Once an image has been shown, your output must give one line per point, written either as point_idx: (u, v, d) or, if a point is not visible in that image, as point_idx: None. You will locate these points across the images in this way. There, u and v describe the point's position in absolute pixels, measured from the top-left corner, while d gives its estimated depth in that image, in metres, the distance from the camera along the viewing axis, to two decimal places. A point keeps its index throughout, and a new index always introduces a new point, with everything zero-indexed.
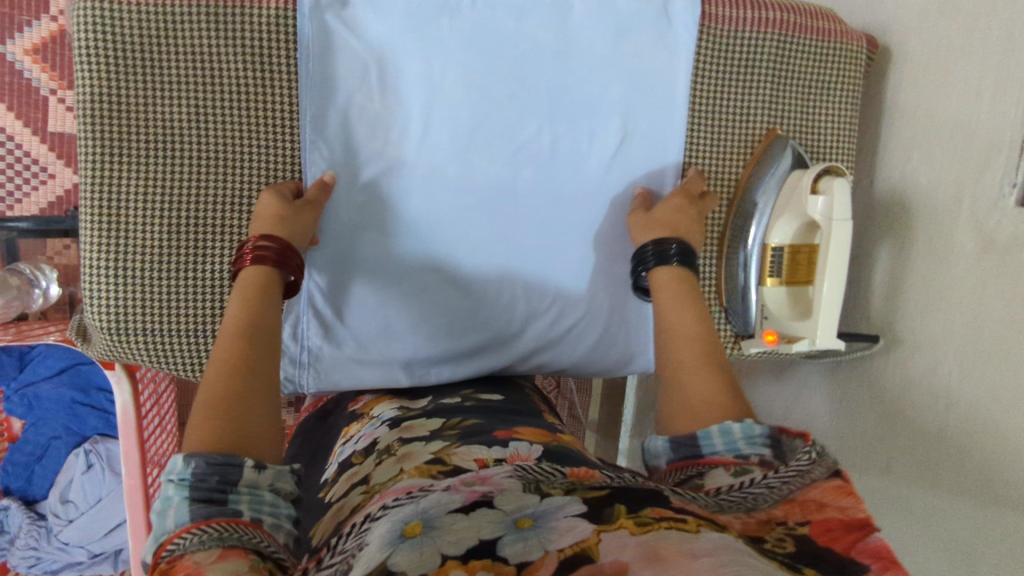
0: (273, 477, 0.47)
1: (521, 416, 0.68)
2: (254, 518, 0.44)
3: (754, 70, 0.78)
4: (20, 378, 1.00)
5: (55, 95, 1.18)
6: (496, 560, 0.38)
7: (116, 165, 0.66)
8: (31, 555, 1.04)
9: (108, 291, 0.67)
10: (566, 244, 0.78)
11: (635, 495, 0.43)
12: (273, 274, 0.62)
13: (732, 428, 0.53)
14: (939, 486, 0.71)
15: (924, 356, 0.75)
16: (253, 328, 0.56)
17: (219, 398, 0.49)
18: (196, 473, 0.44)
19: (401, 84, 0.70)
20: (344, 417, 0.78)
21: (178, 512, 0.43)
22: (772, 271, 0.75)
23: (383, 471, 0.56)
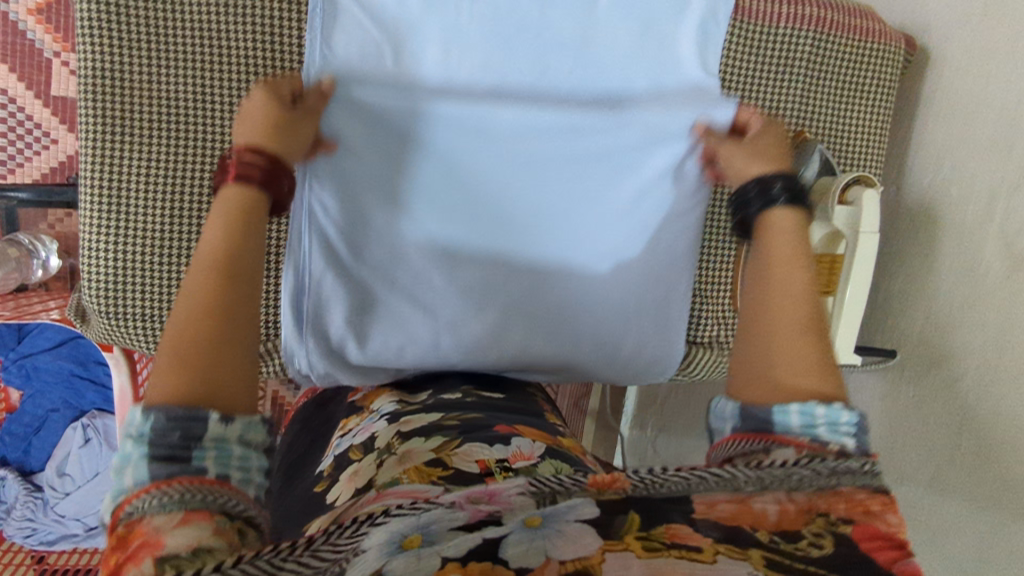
0: (242, 429, 0.42)
1: (524, 416, 0.67)
2: (221, 474, 0.40)
3: (788, 67, 0.74)
4: (18, 349, 1.00)
5: (58, 58, 1.14)
6: (496, 563, 0.35)
7: (118, 145, 0.64)
8: (28, 526, 1.03)
9: (107, 274, 0.65)
10: (591, 214, 0.72)
11: (650, 509, 0.40)
12: (255, 196, 0.53)
13: (816, 408, 0.44)
14: (949, 500, 0.70)
15: (942, 372, 0.73)
16: (231, 256, 0.47)
17: (181, 341, 0.43)
18: (155, 428, 0.39)
19: (417, 67, 0.67)
20: (343, 405, 0.77)
21: (137, 470, 0.38)
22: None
23: (387, 472, 0.54)
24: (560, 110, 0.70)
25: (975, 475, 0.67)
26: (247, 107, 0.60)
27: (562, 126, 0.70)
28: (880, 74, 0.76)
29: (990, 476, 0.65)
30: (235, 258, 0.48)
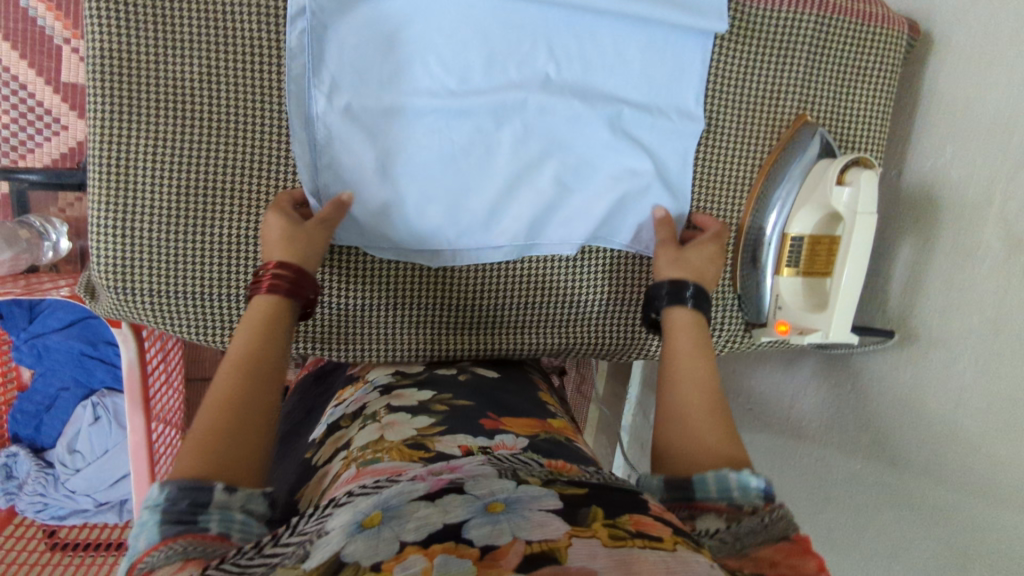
0: (244, 499, 0.47)
1: (511, 399, 0.69)
2: (223, 532, 0.45)
3: (790, 50, 0.73)
4: (29, 329, 1.02)
5: (68, 45, 1.17)
6: (460, 543, 0.38)
7: (124, 121, 0.65)
8: (39, 501, 1.04)
9: (115, 249, 0.67)
10: (592, 116, 0.70)
11: (611, 500, 0.45)
12: (284, 303, 0.61)
13: (728, 477, 0.51)
14: (941, 487, 0.70)
15: (941, 353, 0.74)
16: (261, 359, 0.56)
17: (202, 437, 0.50)
18: (168, 497, 0.45)
19: (410, 39, 0.65)
20: (342, 379, 0.82)
21: (149, 535, 0.44)
22: (789, 260, 0.72)
23: (365, 436, 0.59)
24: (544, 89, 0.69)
25: (969, 462, 0.68)
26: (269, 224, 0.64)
27: (568, 48, 0.69)
28: (883, 57, 0.75)
29: (984, 454, 0.66)
30: (266, 365, 0.56)
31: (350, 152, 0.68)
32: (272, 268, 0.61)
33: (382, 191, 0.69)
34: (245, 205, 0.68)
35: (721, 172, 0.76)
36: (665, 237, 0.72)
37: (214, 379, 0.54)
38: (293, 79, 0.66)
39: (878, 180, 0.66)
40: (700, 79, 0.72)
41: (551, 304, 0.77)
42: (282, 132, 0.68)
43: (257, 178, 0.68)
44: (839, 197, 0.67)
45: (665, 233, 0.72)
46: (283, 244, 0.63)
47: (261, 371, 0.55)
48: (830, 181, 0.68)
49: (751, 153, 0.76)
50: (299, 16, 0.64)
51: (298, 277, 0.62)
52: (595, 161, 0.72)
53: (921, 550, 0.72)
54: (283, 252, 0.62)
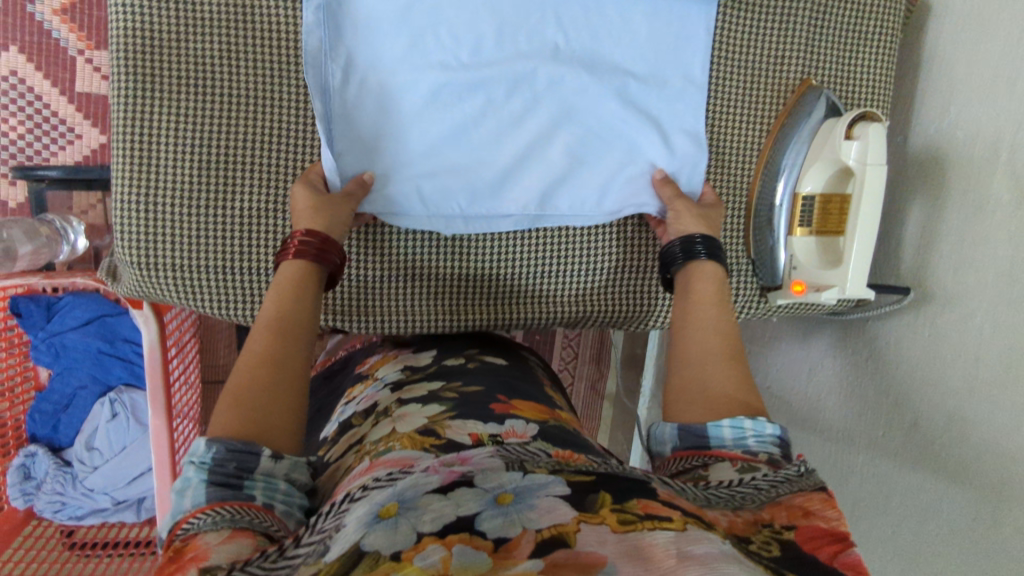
0: (288, 468, 0.49)
1: (526, 387, 0.70)
2: (266, 502, 0.46)
3: (791, 16, 0.75)
4: (48, 327, 1.03)
5: (82, 56, 1.19)
6: (474, 534, 0.38)
7: (148, 99, 0.67)
8: (57, 500, 1.03)
9: (139, 225, 0.68)
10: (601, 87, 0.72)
11: (621, 485, 0.43)
12: (309, 269, 0.62)
13: (744, 424, 0.54)
14: (963, 449, 0.69)
15: (958, 310, 0.73)
16: (287, 324, 0.57)
17: (235, 402, 0.51)
18: (216, 458, 0.47)
19: (421, 12, 0.67)
20: (350, 377, 0.82)
21: (196, 493, 0.45)
22: (801, 219, 0.74)
23: (378, 432, 0.60)
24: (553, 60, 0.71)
25: (989, 415, 0.66)
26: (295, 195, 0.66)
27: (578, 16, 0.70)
28: (882, 21, 0.77)
29: (1007, 405, 0.64)
30: (290, 328, 0.57)
31: (366, 125, 0.69)
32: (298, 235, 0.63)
33: (398, 164, 0.71)
34: (264, 178, 0.70)
35: (729, 138, 0.77)
36: (674, 195, 0.73)
37: (245, 344, 0.55)
38: (311, 50, 0.66)
39: (886, 132, 0.67)
40: (706, 45, 0.74)
41: (568, 274, 0.78)
42: (300, 107, 0.69)
43: (275, 151, 0.70)
44: (846, 150, 0.69)
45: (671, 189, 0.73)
46: (311, 213, 0.65)
47: (288, 337, 0.56)
48: (839, 134, 0.70)
49: (758, 118, 0.77)
50: None
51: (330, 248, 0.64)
52: (603, 135, 0.74)
53: (948, 513, 0.69)
54: (312, 221, 0.64)
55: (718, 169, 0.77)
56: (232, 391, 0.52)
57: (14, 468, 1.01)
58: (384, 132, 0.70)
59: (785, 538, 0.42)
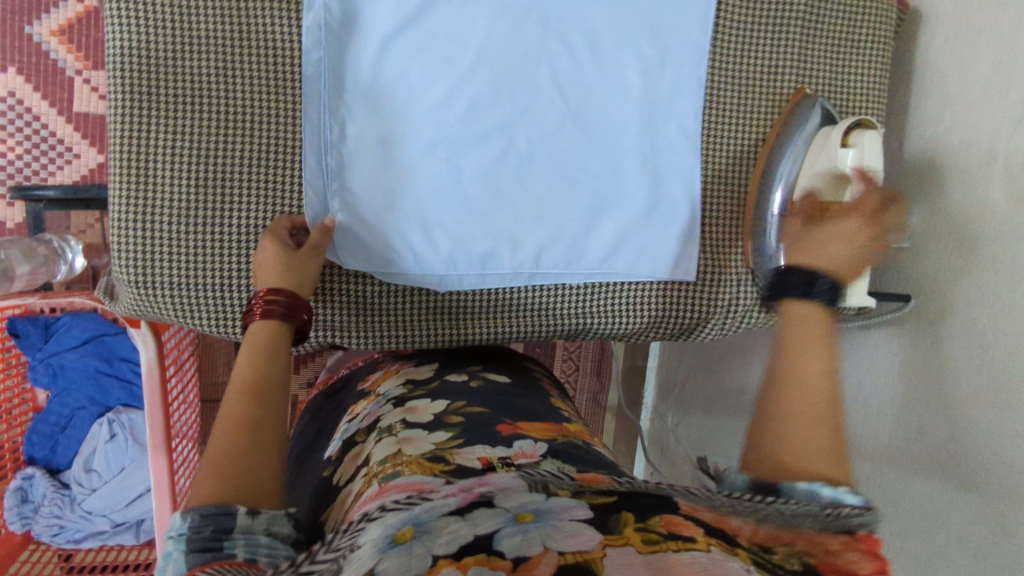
0: (267, 522, 0.49)
1: (530, 404, 0.70)
2: (249, 558, 0.47)
3: (785, 26, 0.76)
4: (45, 348, 1.03)
5: (80, 76, 1.20)
6: (491, 555, 0.38)
7: (146, 117, 0.67)
8: (54, 524, 1.02)
9: (137, 243, 0.68)
10: (598, 107, 0.74)
11: (641, 501, 0.44)
12: (280, 327, 0.62)
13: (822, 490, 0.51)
14: (968, 462, 0.68)
15: (959, 317, 0.73)
16: (260, 386, 0.57)
17: (213, 471, 0.51)
18: (192, 526, 0.47)
19: (418, 39, 0.70)
20: (352, 394, 0.82)
21: (177, 565, 0.46)
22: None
23: (383, 450, 0.59)
24: (552, 80, 0.73)
25: (993, 421, 0.66)
26: (262, 255, 0.66)
27: (576, 34, 0.72)
28: (874, 29, 0.77)
29: (1012, 414, 0.63)
30: (259, 387, 0.57)
31: (360, 176, 0.71)
32: (261, 294, 0.63)
33: (396, 194, 0.72)
34: (262, 194, 0.70)
35: (727, 149, 0.78)
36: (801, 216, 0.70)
37: (220, 411, 0.55)
38: (309, 104, 0.69)
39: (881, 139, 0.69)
40: (700, 59, 0.75)
41: (564, 288, 0.77)
42: (299, 123, 0.69)
43: (273, 168, 0.70)
44: (843, 157, 0.70)
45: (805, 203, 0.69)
46: (294, 264, 0.66)
47: (262, 399, 0.56)
48: (834, 141, 0.71)
49: (753, 128, 0.78)
50: (315, 26, 0.67)
51: (297, 304, 0.64)
52: (601, 166, 0.75)
53: (956, 524, 0.68)
54: (274, 280, 0.64)
55: (707, 193, 0.78)
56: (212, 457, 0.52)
57: (12, 492, 1.01)
58: (381, 164, 0.71)
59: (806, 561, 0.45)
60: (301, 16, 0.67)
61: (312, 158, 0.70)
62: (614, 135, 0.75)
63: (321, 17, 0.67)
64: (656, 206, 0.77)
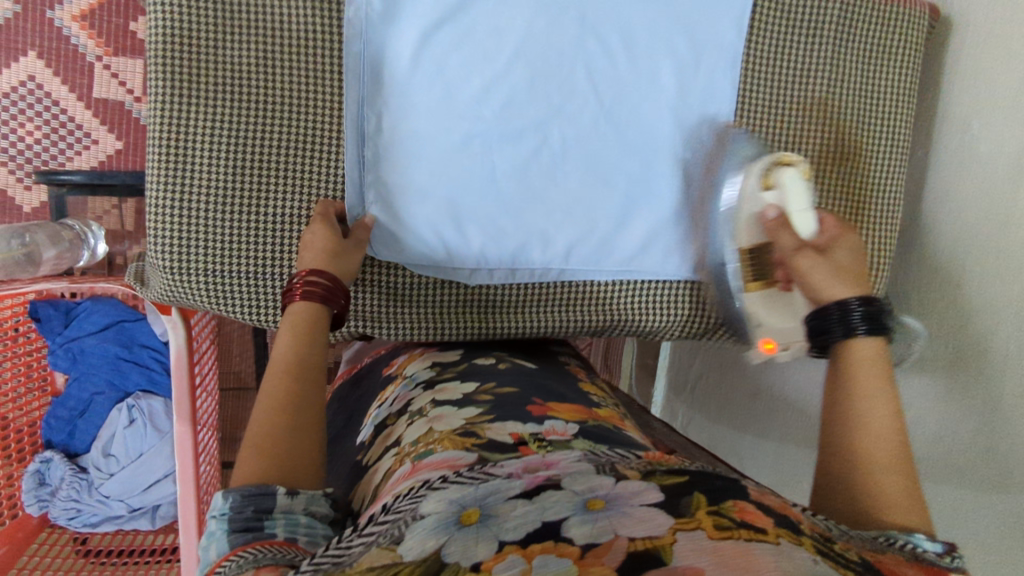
0: (306, 501, 0.50)
1: (557, 386, 0.70)
2: (288, 537, 0.47)
3: (818, 31, 0.77)
4: (65, 332, 1.03)
5: (100, 61, 1.18)
6: (559, 542, 0.39)
7: (185, 104, 0.67)
8: (72, 508, 1.02)
9: (174, 229, 0.68)
10: (630, 110, 0.75)
11: (714, 484, 0.44)
12: (320, 308, 0.63)
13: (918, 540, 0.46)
14: (988, 464, 0.67)
15: (978, 324, 0.71)
16: (303, 370, 0.58)
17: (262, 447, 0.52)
18: (233, 506, 0.47)
19: (454, 35, 0.70)
20: (377, 381, 0.82)
21: (220, 545, 0.46)
22: (755, 273, 0.71)
23: (415, 431, 0.60)
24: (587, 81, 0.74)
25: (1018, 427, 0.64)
26: (308, 236, 0.67)
27: (611, 36, 0.73)
28: (906, 37, 0.78)
29: None
30: (304, 366, 0.58)
31: (395, 168, 0.71)
32: (305, 275, 0.64)
33: (431, 187, 0.72)
34: (299, 184, 0.70)
35: (758, 153, 0.78)
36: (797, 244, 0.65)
37: (262, 385, 0.57)
38: (348, 98, 0.69)
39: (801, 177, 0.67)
40: (735, 62, 0.76)
41: (593, 284, 0.79)
42: (336, 116, 0.70)
43: (309, 158, 0.70)
44: (763, 201, 0.69)
45: (791, 237, 0.66)
46: (332, 253, 0.66)
47: (307, 379, 0.58)
48: (755, 183, 0.70)
49: (783, 132, 0.78)
50: (357, 20, 0.68)
51: (336, 287, 0.65)
52: (631, 166, 0.76)
53: (976, 531, 0.67)
54: (316, 264, 0.65)
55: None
56: (255, 437, 0.53)
57: (29, 475, 1.01)
58: (416, 157, 0.71)
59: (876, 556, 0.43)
60: (343, 9, 0.68)
61: (350, 149, 0.70)
62: (646, 136, 0.76)
63: (362, 11, 0.68)
64: (684, 207, 0.78)
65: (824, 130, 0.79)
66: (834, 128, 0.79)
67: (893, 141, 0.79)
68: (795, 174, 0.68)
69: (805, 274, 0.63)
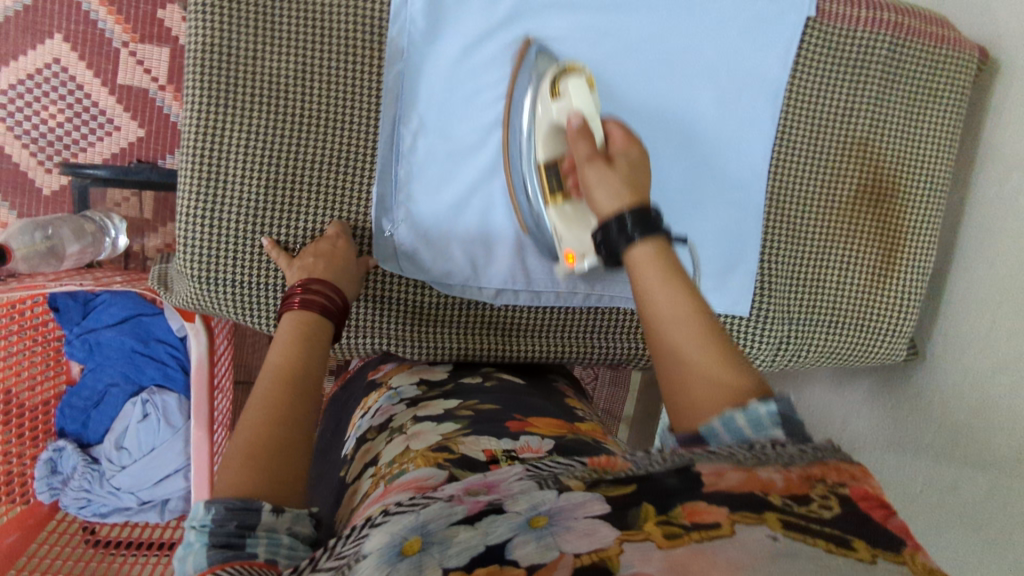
0: (290, 521, 0.46)
1: (540, 402, 0.68)
2: (269, 558, 0.44)
3: (863, 69, 0.75)
4: (83, 323, 1.04)
5: (126, 48, 1.09)
6: (504, 565, 0.35)
7: (220, 113, 0.66)
8: (83, 497, 1.03)
9: (201, 238, 0.68)
10: (660, 137, 0.74)
11: (664, 488, 0.38)
12: (319, 320, 0.61)
13: (734, 418, 0.44)
14: (1006, 521, 0.63)
15: (1009, 376, 0.67)
16: (299, 374, 0.56)
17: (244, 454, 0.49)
18: (216, 519, 0.44)
19: (492, 57, 0.70)
20: (362, 388, 0.80)
21: (197, 558, 0.43)
22: (549, 186, 0.66)
23: (391, 451, 0.58)
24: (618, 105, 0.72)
25: None
26: (326, 248, 0.67)
27: (650, 63, 0.72)
28: (953, 78, 0.76)
29: None
30: (297, 373, 0.56)
31: (425, 186, 0.71)
32: (302, 287, 0.62)
33: (461, 206, 0.72)
34: (328, 199, 0.70)
35: (793, 190, 0.77)
36: (591, 156, 0.59)
37: (251, 393, 0.54)
38: (384, 117, 0.69)
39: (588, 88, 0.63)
40: (777, 95, 0.75)
41: (573, 313, 0.79)
42: (370, 132, 0.69)
43: (339, 173, 0.69)
44: (559, 111, 0.64)
45: (586, 146, 0.60)
46: (343, 269, 0.66)
47: (296, 387, 0.55)
48: (546, 96, 0.66)
49: (820, 168, 0.77)
50: (400, 37, 0.67)
51: (337, 299, 0.64)
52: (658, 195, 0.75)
53: None
54: (318, 275, 0.64)
55: (768, 229, 0.77)
56: (238, 443, 0.49)
57: (43, 462, 1.02)
58: (449, 175, 0.71)
59: (842, 494, 0.38)
60: (386, 25, 0.67)
61: (383, 166, 0.70)
62: (676, 164, 0.75)
63: (406, 28, 0.67)
64: (709, 234, 0.76)
65: (861, 167, 0.78)
66: (871, 166, 0.78)
67: (934, 184, 0.77)
68: (581, 83, 0.64)
69: (590, 188, 0.59)
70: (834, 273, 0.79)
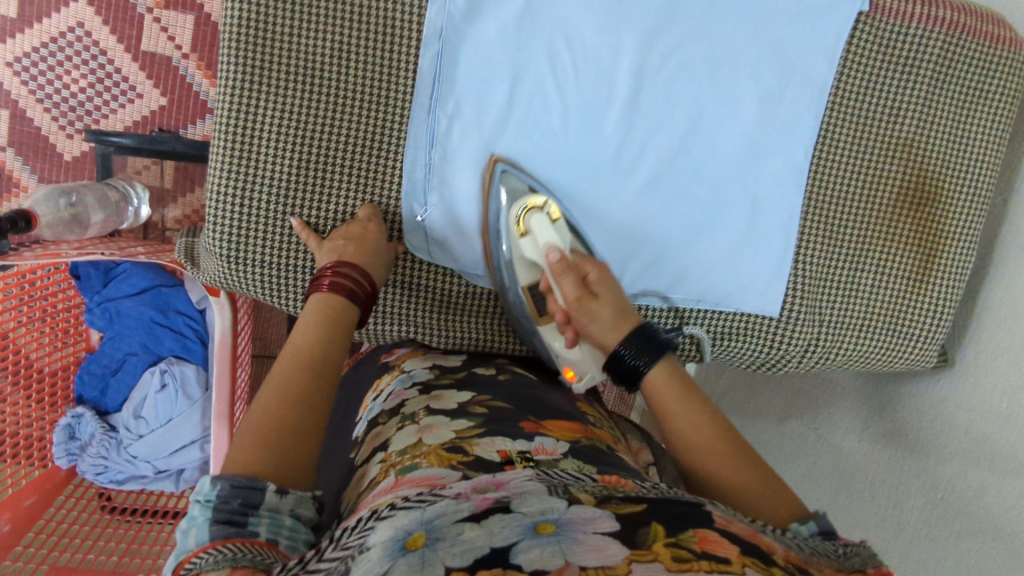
0: (294, 502, 0.46)
1: (557, 401, 0.66)
2: (271, 538, 0.43)
3: (914, 67, 0.73)
4: (103, 292, 1.04)
5: (151, 14, 1.07)
6: (508, 568, 0.33)
7: (254, 86, 0.64)
8: (101, 463, 1.04)
9: (230, 214, 0.66)
10: (694, 131, 0.72)
11: (672, 512, 0.39)
12: (344, 304, 0.61)
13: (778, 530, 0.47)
14: None
15: None
16: (319, 361, 0.55)
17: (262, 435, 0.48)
18: (221, 495, 0.43)
19: (532, 41, 0.68)
20: (375, 368, 0.77)
21: (199, 533, 0.42)
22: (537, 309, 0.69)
23: (402, 439, 0.55)
24: (654, 96, 0.70)
25: None
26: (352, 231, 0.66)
27: (691, 52, 0.70)
28: (1002, 81, 0.74)
29: None
30: (318, 357, 0.55)
31: (457, 171, 0.70)
32: (331, 270, 0.62)
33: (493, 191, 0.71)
34: (360, 182, 0.69)
35: (833, 190, 0.75)
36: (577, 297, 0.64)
37: (270, 372, 0.54)
38: (420, 99, 0.67)
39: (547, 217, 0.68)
40: (822, 90, 0.72)
41: None
42: (405, 113, 0.68)
43: (371, 155, 0.68)
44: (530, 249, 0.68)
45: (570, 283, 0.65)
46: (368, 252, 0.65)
47: (316, 376, 0.54)
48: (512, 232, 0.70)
49: (862, 168, 0.75)
50: (439, 15, 0.65)
51: (364, 284, 0.63)
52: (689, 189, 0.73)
53: None
54: (342, 258, 0.63)
55: (805, 228, 0.76)
56: (254, 424, 0.49)
57: (61, 428, 1.02)
58: (483, 160, 0.70)
59: None
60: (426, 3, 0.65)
61: (417, 148, 0.69)
62: (711, 158, 0.73)
63: (446, 7, 0.65)
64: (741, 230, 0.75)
65: (904, 170, 0.76)
66: (914, 169, 0.76)
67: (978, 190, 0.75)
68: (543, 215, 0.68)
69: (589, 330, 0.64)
70: (869, 277, 0.77)
